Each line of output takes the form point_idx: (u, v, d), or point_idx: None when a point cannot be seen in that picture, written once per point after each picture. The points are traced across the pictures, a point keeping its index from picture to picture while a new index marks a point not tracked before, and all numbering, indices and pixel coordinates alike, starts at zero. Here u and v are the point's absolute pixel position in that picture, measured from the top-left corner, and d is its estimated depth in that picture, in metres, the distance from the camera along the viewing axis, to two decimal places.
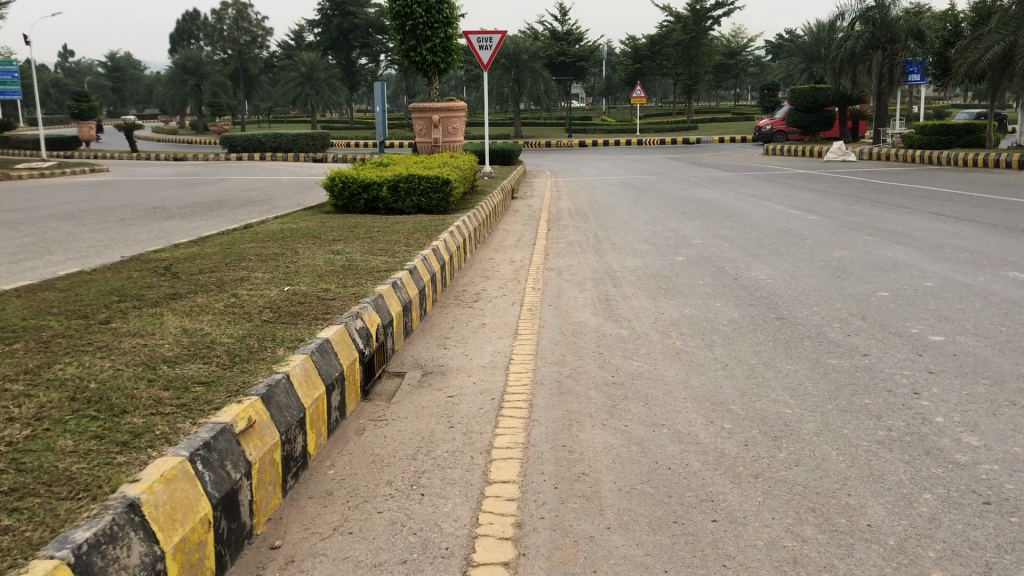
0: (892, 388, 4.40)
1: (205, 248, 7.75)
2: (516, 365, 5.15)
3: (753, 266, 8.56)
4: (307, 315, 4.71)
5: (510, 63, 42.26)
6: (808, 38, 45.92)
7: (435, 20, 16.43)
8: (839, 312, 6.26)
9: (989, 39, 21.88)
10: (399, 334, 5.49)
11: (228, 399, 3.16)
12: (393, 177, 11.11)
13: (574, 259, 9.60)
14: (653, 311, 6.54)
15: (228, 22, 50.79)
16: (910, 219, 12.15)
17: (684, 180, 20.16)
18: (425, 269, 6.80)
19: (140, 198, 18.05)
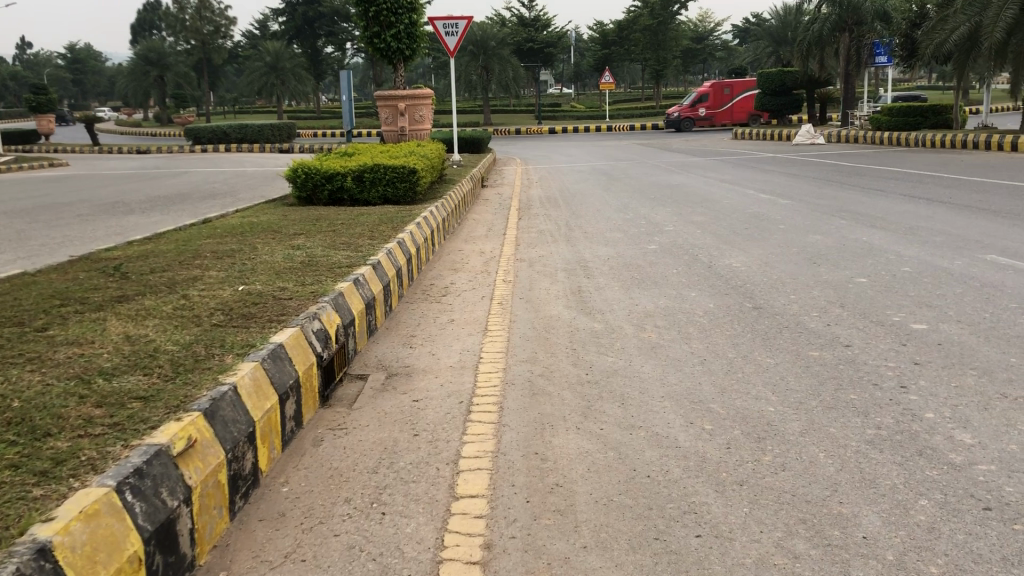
0: (877, 381, 4.21)
1: (161, 245, 7.40)
2: (485, 364, 4.90)
3: (727, 253, 8.37)
4: (260, 318, 4.43)
5: (477, 50, 41.98)
6: (774, 21, 46.00)
7: (398, 6, 16.08)
8: (818, 300, 6.07)
9: (955, 19, 21.90)
10: (362, 333, 5.22)
11: (166, 416, 2.88)
12: (357, 167, 10.79)
13: (545, 249, 9.37)
14: (627, 303, 6.32)
15: (190, 12, 49.89)
16: (883, 202, 12.05)
17: (655, 166, 19.99)
18: (390, 263, 6.54)
19: (99, 193, 17.51)
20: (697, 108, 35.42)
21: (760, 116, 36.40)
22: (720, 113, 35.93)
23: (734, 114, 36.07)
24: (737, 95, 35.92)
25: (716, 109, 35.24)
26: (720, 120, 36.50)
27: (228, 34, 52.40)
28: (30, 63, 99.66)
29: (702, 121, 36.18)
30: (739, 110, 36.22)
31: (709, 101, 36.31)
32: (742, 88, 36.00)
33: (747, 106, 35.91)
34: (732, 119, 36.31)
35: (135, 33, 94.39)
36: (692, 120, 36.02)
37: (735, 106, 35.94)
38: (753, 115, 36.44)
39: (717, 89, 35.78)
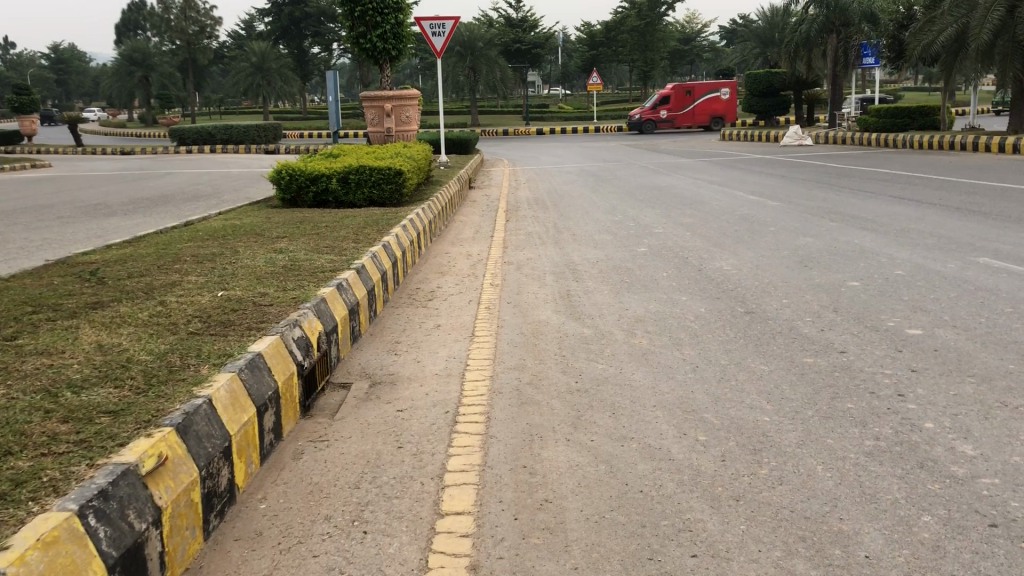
0: (874, 390, 4.10)
1: (140, 249, 7.24)
2: (471, 372, 4.77)
3: (717, 256, 8.27)
4: (239, 325, 4.28)
5: (464, 51, 41.87)
6: (761, 23, 46.07)
7: (385, 6, 15.93)
8: (810, 304, 5.98)
9: (942, 21, 21.96)
10: (344, 340, 5.08)
11: (135, 431, 2.73)
12: (342, 168, 10.64)
13: (533, 251, 9.25)
14: (616, 307, 6.21)
15: (175, 12, 49.57)
16: (872, 204, 12.00)
17: (642, 167, 19.92)
18: (374, 267, 6.39)
19: (81, 195, 17.29)
20: (657, 110, 35.27)
21: (721, 119, 36.10)
22: (680, 116, 35.71)
23: (694, 116, 35.81)
24: (698, 97, 35.63)
25: (676, 112, 35.05)
26: (681, 123, 36.27)
27: (214, 34, 52.05)
28: (14, 63, 98.85)
29: (663, 123, 35.99)
30: (701, 113, 35.95)
31: (671, 103, 36.09)
32: (704, 90, 35.72)
33: (708, 109, 35.61)
34: (693, 122, 36.08)
35: (121, 33, 93.79)
36: (652, 122, 35.88)
37: (696, 109, 35.68)
38: (715, 118, 36.14)
39: (678, 91, 35.54)
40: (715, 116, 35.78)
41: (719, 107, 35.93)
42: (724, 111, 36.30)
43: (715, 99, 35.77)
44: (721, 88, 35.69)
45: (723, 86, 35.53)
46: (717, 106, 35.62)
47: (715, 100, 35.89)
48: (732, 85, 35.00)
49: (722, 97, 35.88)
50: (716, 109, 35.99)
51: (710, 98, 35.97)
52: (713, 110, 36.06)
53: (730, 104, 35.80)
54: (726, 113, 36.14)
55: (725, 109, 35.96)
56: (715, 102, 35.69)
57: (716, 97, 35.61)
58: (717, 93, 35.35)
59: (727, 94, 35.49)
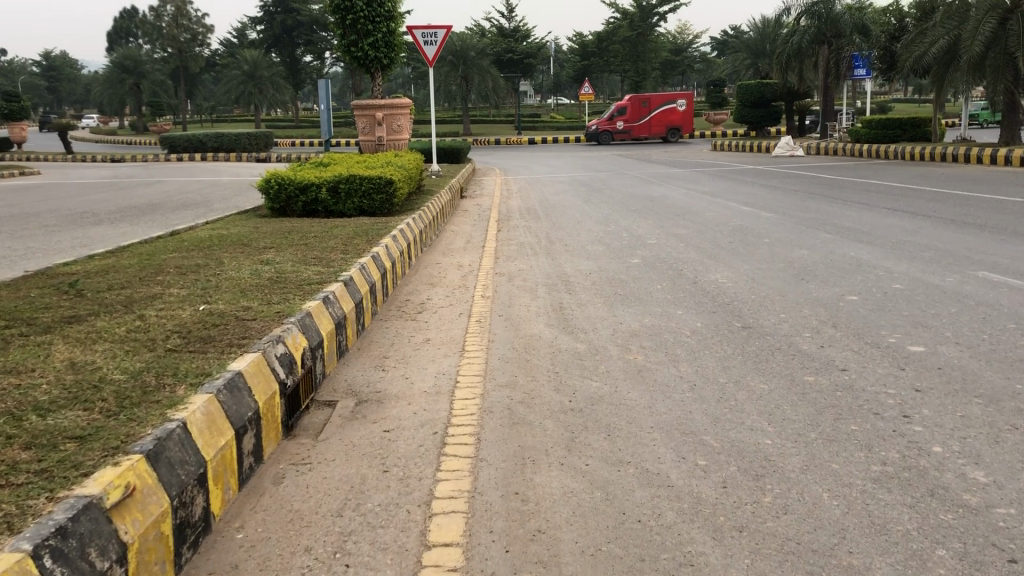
0: (878, 410, 3.96)
1: (123, 259, 7.06)
2: (461, 389, 4.60)
3: (712, 268, 8.14)
4: (219, 341, 4.11)
5: (456, 60, 41.80)
6: (752, 34, 46.16)
7: (376, 14, 15.79)
8: (809, 319, 5.84)
9: (934, 32, 21.99)
10: (331, 355, 4.92)
11: (101, 460, 2.56)
12: (332, 178, 10.49)
13: (525, 262, 9.10)
14: (610, 321, 6.06)
15: (167, 20, 49.44)
16: (867, 215, 11.90)
17: (635, 178, 19.83)
18: (362, 279, 6.23)
19: (68, 202, 17.09)
20: (614, 121, 34.95)
21: (678, 131, 35.89)
22: (636, 127, 35.48)
23: (650, 128, 35.61)
24: (654, 109, 35.43)
25: (632, 124, 34.70)
26: (637, 134, 36.02)
27: (206, 42, 51.98)
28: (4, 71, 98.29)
29: (620, 134, 35.70)
30: (657, 124, 35.73)
31: (627, 114, 35.84)
32: (660, 102, 35.51)
33: (664, 120, 35.37)
34: (649, 133, 35.82)
35: (112, 41, 93.74)
36: (609, 133, 35.62)
37: (652, 120, 35.47)
38: (671, 129, 35.91)
39: (634, 102, 35.33)
40: (671, 128, 35.55)
41: (675, 119, 35.73)
42: (680, 122, 36.11)
43: (671, 110, 35.57)
44: (677, 99, 35.51)
45: (679, 97, 35.36)
46: (673, 118, 35.39)
47: (671, 111, 35.68)
48: (687, 96, 34.77)
49: (678, 108, 35.70)
50: (672, 120, 35.78)
51: (666, 109, 35.76)
52: (669, 122, 35.87)
53: (686, 115, 35.60)
54: (682, 124, 35.94)
55: (681, 120, 35.76)
56: (670, 114, 35.42)
57: (671, 108, 35.40)
58: (673, 104, 35.13)
59: (682, 106, 35.30)
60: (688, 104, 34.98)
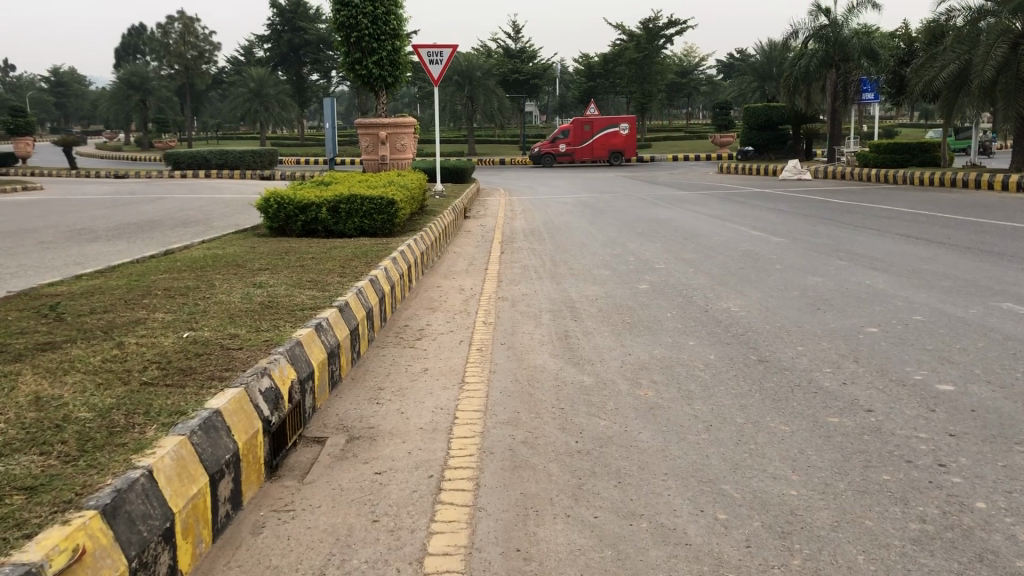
0: (911, 457, 3.65)
1: (111, 280, 6.77)
2: (460, 427, 4.30)
3: (724, 296, 7.85)
4: (199, 374, 3.81)
5: (462, 80, 41.71)
6: (759, 57, 46.12)
7: (381, 32, 15.61)
8: (830, 353, 5.55)
9: (944, 57, 21.79)
10: (322, 387, 4.62)
11: (49, 519, 2.27)
12: (332, 198, 10.24)
13: (529, 286, 8.82)
14: (619, 352, 5.77)
15: (174, 37, 49.63)
16: (880, 241, 11.63)
17: (642, 199, 19.59)
18: (359, 304, 5.94)
19: (68, 218, 16.88)
20: (557, 143, 35.24)
21: (621, 154, 35.87)
22: (578, 149, 35.55)
23: (593, 151, 35.65)
24: (596, 132, 35.52)
25: (573, 146, 34.99)
26: (579, 157, 36.11)
27: (212, 60, 52.09)
28: (11, 85, 98.18)
29: (562, 156, 35.89)
30: (600, 147, 35.76)
31: (571, 137, 35.94)
32: (602, 125, 35.59)
33: (606, 143, 35.33)
34: (592, 156, 35.89)
35: (119, 57, 94.11)
36: (552, 156, 35.87)
37: (594, 143, 35.46)
38: (615, 152, 35.93)
39: (577, 125, 35.48)
40: (613, 151, 35.52)
41: (617, 142, 35.67)
42: (624, 146, 36.08)
43: (614, 134, 35.59)
44: (620, 123, 35.57)
45: (622, 120, 35.40)
46: (615, 141, 35.38)
47: (613, 135, 35.67)
48: (629, 120, 34.86)
49: (620, 132, 35.66)
50: (614, 144, 35.78)
51: (608, 133, 35.83)
52: (612, 145, 35.87)
53: (629, 139, 35.62)
54: (625, 147, 35.91)
55: (624, 143, 35.77)
56: (613, 137, 35.41)
57: (614, 131, 35.44)
58: (614, 127, 35.21)
59: (625, 129, 35.42)
60: (630, 128, 35.04)
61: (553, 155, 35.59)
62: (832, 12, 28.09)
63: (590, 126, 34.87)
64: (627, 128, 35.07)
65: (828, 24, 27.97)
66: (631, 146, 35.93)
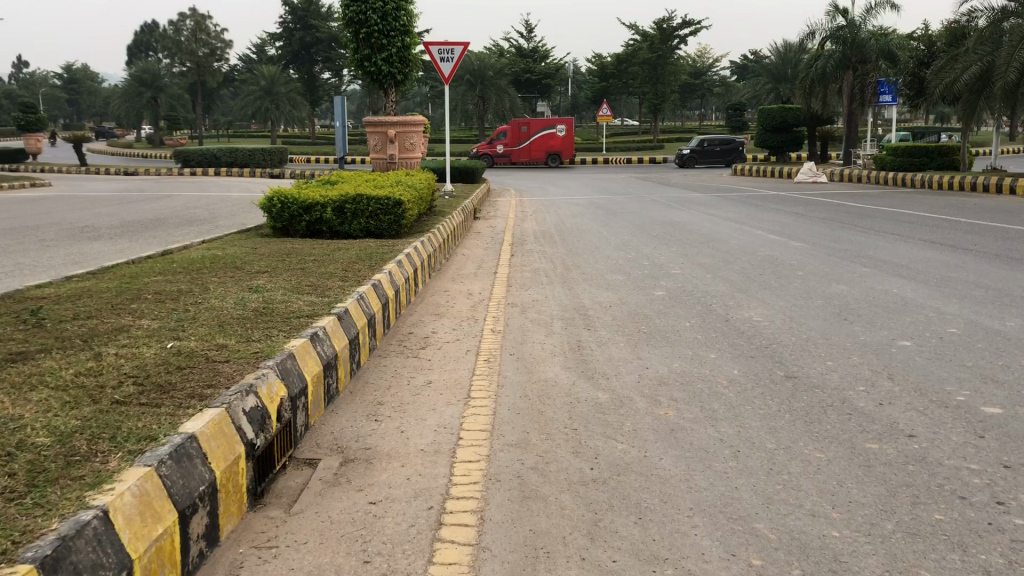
0: (964, 494, 3.29)
1: (102, 283, 6.44)
2: (464, 449, 3.96)
3: (744, 304, 7.49)
4: (177, 391, 3.47)
5: (474, 79, 41.46)
6: (773, 59, 45.59)
7: (391, 28, 15.28)
8: (862, 369, 5.18)
9: (966, 59, 21.28)
10: (316, 404, 4.28)
11: None
12: (338, 197, 9.91)
13: (539, 291, 8.47)
14: (636, 364, 5.42)
15: (186, 34, 49.47)
16: (902, 247, 11.23)
17: (655, 201, 19.21)
18: (360, 311, 5.59)
19: (72, 216, 16.62)
20: (493, 144, 34.63)
21: (559, 156, 35.09)
22: (514, 151, 34.93)
23: (530, 152, 34.97)
24: (532, 133, 34.83)
25: (509, 148, 34.38)
26: (518, 158, 35.50)
27: (224, 57, 51.93)
28: (25, 79, 98.49)
29: (498, 158, 35.30)
30: (537, 149, 35.06)
31: (509, 138, 35.32)
32: (540, 126, 34.91)
33: (542, 145, 34.66)
34: (530, 157, 35.23)
35: (132, 54, 94.32)
36: (488, 157, 35.25)
37: (530, 145, 34.83)
38: (553, 154, 35.18)
39: (514, 126, 34.83)
40: (551, 153, 34.83)
41: (555, 144, 34.93)
42: (563, 148, 35.27)
43: (550, 136, 34.88)
44: (558, 125, 34.85)
45: (559, 122, 34.62)
46: (552, 143, 34.67)
47: (551, 136, 34.92)
48: (566, 122, 34.12)
49: (558, 134, 34.90)
50: (551, 146, 35.06)
51: (545, 135, 35.11)
52: (549, 147, 35.15)
53: (566, 142, 34.86)
54: (564, 150, 35.09)
55: (561, 146, 35.02)
56: (550, 138, 34.70)
57: (550, 133, 34.72)
58: (551, 129, 34.48)
59: (562, 131, 34.61)
60: (566, 130, 34.31)
61: (489, 156, 34.97)
62: (849, 12, 27.66)
63: (525, 128, 34.26)
64: (563, 130, 34.31)
65: (844, 25, 27.43)
66: (567, 149, 35.11)
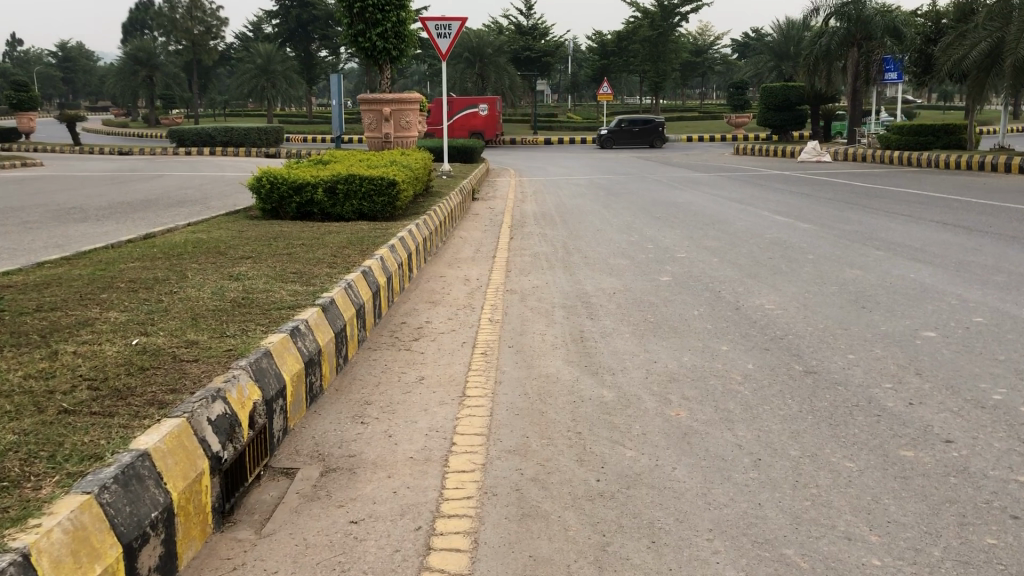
0: (1016, 512, 2.94)
1: (75, 269, 6.05)
2: (458, 457, 3.59)
3: (755, 291, 7.11)
4: (136, 397, 3.11)
5: (473, 57, 40.88)
6: (775, 36, 44.85)
7: (386, 3, 14.81)
8: (885, 365, 4.82)
9: (975, 35, 20.79)
10: (296, 405, 3.92)
11: None
12: (329, 177, 9.52)
13: (539, 277, 8.09)
14: (643, 358, 5.05)
15: (182, 11, 48.77)
16: (914, 229, 10.84)
17: (657, 181, 18.78)
18: (346, 301, 5.21)
19: (60, 197, 16.21)
20: None
21: (483, 135, 34.51)
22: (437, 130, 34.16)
23: (452, 132, 34.22)
24: (454, 112, 34.20)
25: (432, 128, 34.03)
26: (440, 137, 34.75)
27: (220, 35, 51.25)
28: (21, 59, 97.62)
29: None
30: (459, 128, 34.31)
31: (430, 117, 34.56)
32: (462, 105, 34.38)
33: (465, 124, 33.98)
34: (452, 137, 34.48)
35: (127, 33, 93.25)
36: None
37: (453, 124, 34.09)
38: (476, 133, 34.55)
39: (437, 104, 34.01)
40: (474, 132, 34.21)
41: (478, 123, 34.29)
42: (486, 128, 34.67)
43: (473, 115, 34.17)
44: (481, 103, 34.16)
45: (483, 100, 33.91)
46: (475, 122, 34.03)
47: (473, 115, 34.22)
48: (489, 102, 33.55)
49: (481, 113, 34.23)
50: (475, 125, 34.60)
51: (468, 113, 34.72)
52: (472, 126, 34.46)
53: (489, 121, 34.40)
54: (487, 129, 34.51)
55: (484, 125, 34.39)
56: (474, 118, 34.02)
57: (473, 112, 34.03)
58: (473, 108, 33.95)
59: (485, 109, 33.94)
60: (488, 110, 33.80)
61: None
62: None
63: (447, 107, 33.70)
64: (484, 109, 33.82)
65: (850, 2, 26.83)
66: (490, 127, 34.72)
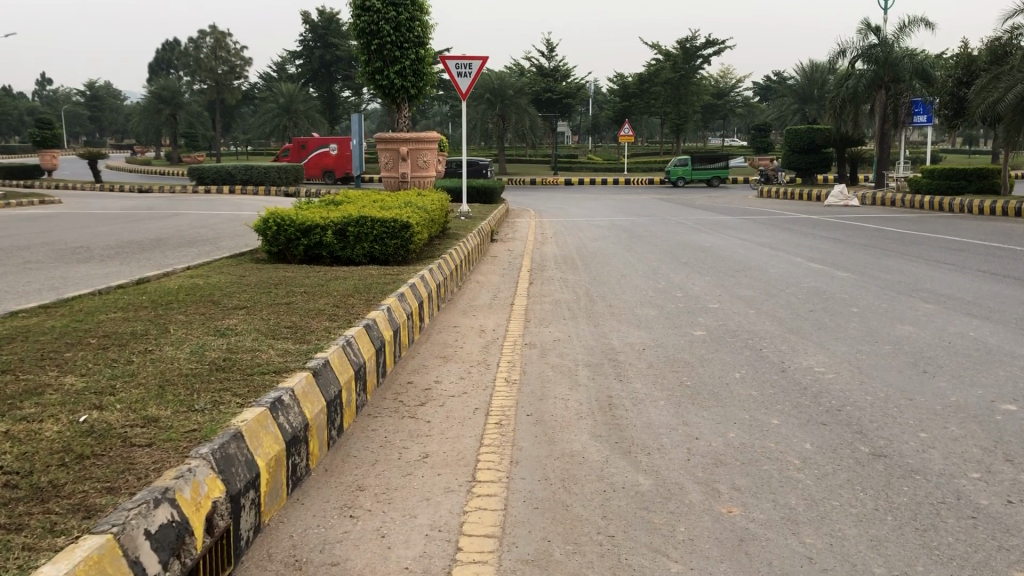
0: None
1: (50, 320, 5.47)
2: (464, 570, 2.93)
3: (800, 350, 6.42)
4: (61, 501, 2.49)
5: (494, 98, 40.65)
6: (798, 79, 44.32)
7: (405, 39, 14.32)
8: (968, 448, 4.11)
9: (1011, 78, 20.12)
10: (273, 496, 3.27)
11: None
12: (340, 219, 8.96)
13: (560, 329, 7.45)
14: (682, 434, 4.37)
15: (206, 51, 49.28)
16: (962, 280, 10.10)
17: (681, 224, 18.15)
18: (344, 362, 4.57)
19: (71, 234, 15.84)
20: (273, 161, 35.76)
21: (335, 174, 35.51)
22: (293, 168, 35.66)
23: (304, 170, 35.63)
24: (310, 152, 35.59)
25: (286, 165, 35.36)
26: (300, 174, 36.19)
27: (243, 75, 51.44)
28: (50, 98, 98.82)
29: None
30: (313, 167, 35.54)
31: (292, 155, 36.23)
32: (318, 143, 35.58)
33: (315, 163, 35.26)
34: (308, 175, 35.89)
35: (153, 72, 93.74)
36: None
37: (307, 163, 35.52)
38: (329, 172, 35.64)
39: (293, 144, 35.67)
40: (322, 171, 35.26)
41: (330, 163, 35.40)
42: (339, 166, 35.63)
43: (325, 154, 35.27)
44: (332, 143, 35.08)
45: (332, 140, 34.81)
46: (325, 161, 35.09)
47: (325, 155, 35.34)
48: (338, 141, 34.60)
49: (333, 152, 35.32)
50: (329, 164, 35.69)
51: (324, 152, 35.73)
52: (327, 165, 35.66)
53: (338, 160, 35.18)
54: (339, 168, 35.46)
55: (335, 163, 35.40)
56: (323, 157, 35.16)
57: (325, 151, 35.09)
58: (324, 147, 34.93)
59: (334, 150, 34.89)
60: (339, 150, 34.81)
61: None
62: (882, 30, 26.34)
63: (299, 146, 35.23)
64: (335, 149, 34.93)
65: (876, 43, 26.12)
66: (346, 165, 35.82)
